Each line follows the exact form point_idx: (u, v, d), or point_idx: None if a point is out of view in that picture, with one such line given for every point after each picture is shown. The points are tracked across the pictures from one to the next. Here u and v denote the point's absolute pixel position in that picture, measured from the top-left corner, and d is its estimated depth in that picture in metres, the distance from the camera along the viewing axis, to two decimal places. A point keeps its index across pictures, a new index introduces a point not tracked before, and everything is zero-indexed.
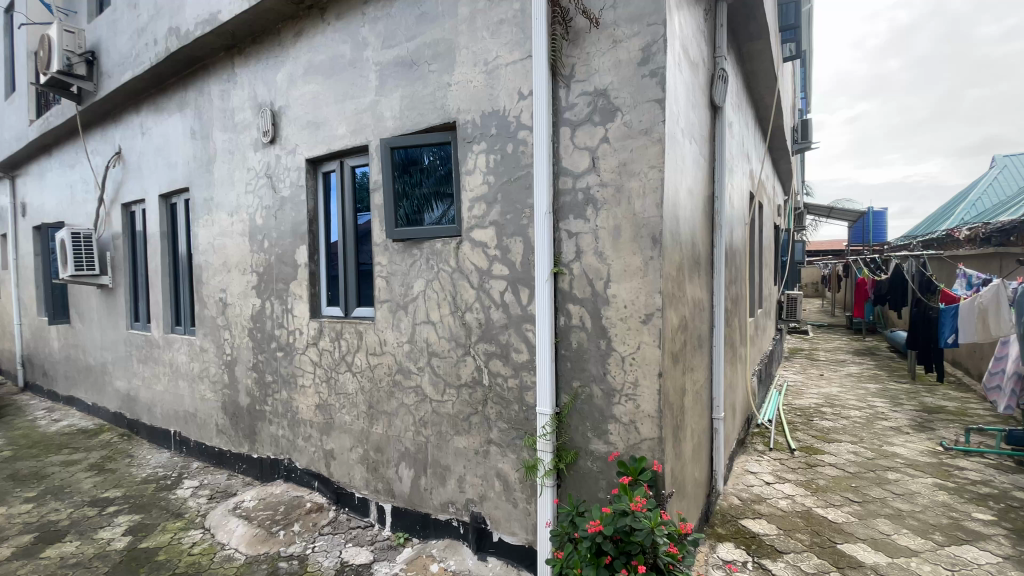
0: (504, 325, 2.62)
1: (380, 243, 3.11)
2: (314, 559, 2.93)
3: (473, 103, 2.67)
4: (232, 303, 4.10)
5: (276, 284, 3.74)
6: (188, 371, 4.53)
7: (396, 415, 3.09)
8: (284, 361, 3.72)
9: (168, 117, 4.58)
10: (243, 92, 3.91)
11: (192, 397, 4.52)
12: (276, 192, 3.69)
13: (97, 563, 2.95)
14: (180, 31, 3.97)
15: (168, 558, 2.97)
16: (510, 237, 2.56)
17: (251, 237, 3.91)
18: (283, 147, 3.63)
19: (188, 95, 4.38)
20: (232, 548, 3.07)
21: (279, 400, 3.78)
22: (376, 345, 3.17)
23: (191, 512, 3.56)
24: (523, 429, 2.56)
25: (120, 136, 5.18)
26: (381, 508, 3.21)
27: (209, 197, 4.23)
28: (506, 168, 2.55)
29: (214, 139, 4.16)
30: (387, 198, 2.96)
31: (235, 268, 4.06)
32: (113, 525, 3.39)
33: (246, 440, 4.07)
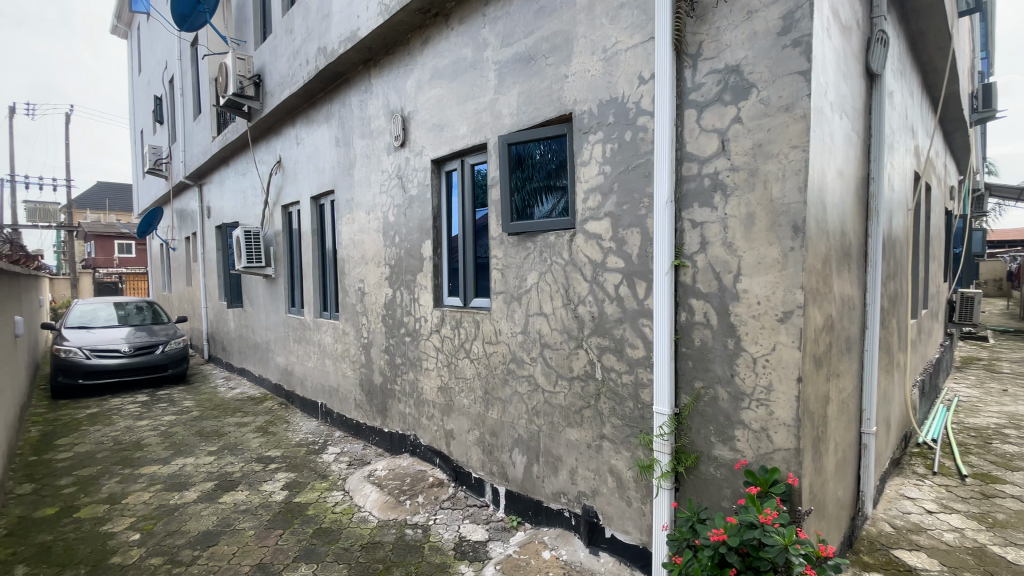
0: (618, 319, 2.56)
1: (496, 237, 3.21)
2: (435, 530, 3.17)
3: (590, 92, 2.63)
4: (369, 292, 4.56)
5: (405, 275, 4.08)
6: (333, 350, 5.15)
7: (510, 402, 3.19)
8: (410, 345, 4.05)
9: (317, 128, 5.21)
10: (378, 101, 4.30)
11: (335, 373, 5.13)
12: (405, 191, 4.02)
13: (262, 510, 3.50)
14: (327, 50, 4.49)
15: (316, 513, 3.43)
16: (627, 229, 2.49)
17: (384, 233, 4.30)
18: (411, 150, 3.93)
19: (333, 107, 4.94)
20: (367, 511, 3.43)
21: (407, 380, 4.14)
22: (491, 334, 3.30)
23: (334, 475, 4.07)
24: (637, 427, 2.49)
25: (280, 146, 6.03)
26: (495, 490, 3.36)
27: (350, 198, 4.74)
28: (624, 157, 2.48)
29: (354, 145, 4.65)
30: (503, 193, 3.05)
31: (371, 261, 4.50)
32: (274, 480, 4.00)
33: (378, 415, 4.53)
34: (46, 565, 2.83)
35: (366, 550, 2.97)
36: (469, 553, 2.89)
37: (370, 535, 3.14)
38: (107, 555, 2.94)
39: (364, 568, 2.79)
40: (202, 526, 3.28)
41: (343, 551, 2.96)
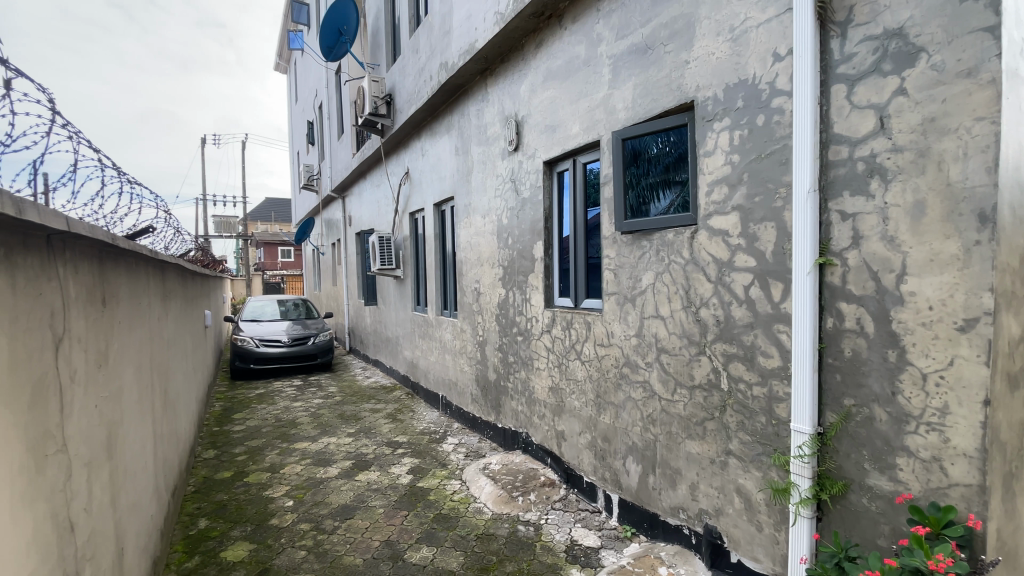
0: (748, 324, 2.33)
1: (609, 236, 3.13)
2: (547, 530, 3.17)
3: (715, 77, 2.43)
4: (484, 292, 4.73)
5: (517, 276, 4.16)
6: (452, 346, 5.45)
7: (623, 407, 3.08)
8: (523, 345, 4.12)
9: (439, 139, 5.55)
10: (494, 108, 4.45)
11: (454, 368, 5.42)
12: (519, 194, 4.10)
13: (390, 491, 3.82)
14: (448, 64, 4.76)
15: (437, 499, 3.65)
16: (759, 223, 2.25)
17: (498, 235, 4.44)
18: (525, 153, 3.99)
19: (453, 118, 5.22)
20: (482, 503, 3.56)
21: (519, 378, 4.21)
22: (603, 336, 3.22)
23: (453, 464, 4.29)
24: (771, 445, 2.24)
25: (408, 158, 6.54)
26: (609, 497, 3.27)
27: (467, 203, 4.97)
28: (756, 144, 2.25)
29: (472, 153, 4.86)
30: (617, 191, 2.96)
31: (486, 262, 4.67)
32: (400, 464, 4.35)
33: (493, 410, 4.68)
34: (222, 520, 3.39)
35: (481, 540, 3.08)
36: (580, 558, 2.85)
37: (484, 526, 3.25)
38: (268, 517, 3.43)
39: (478, 558, 2.89)
40: (341, 500, 3.68)
41: (461, 539, 3.10)
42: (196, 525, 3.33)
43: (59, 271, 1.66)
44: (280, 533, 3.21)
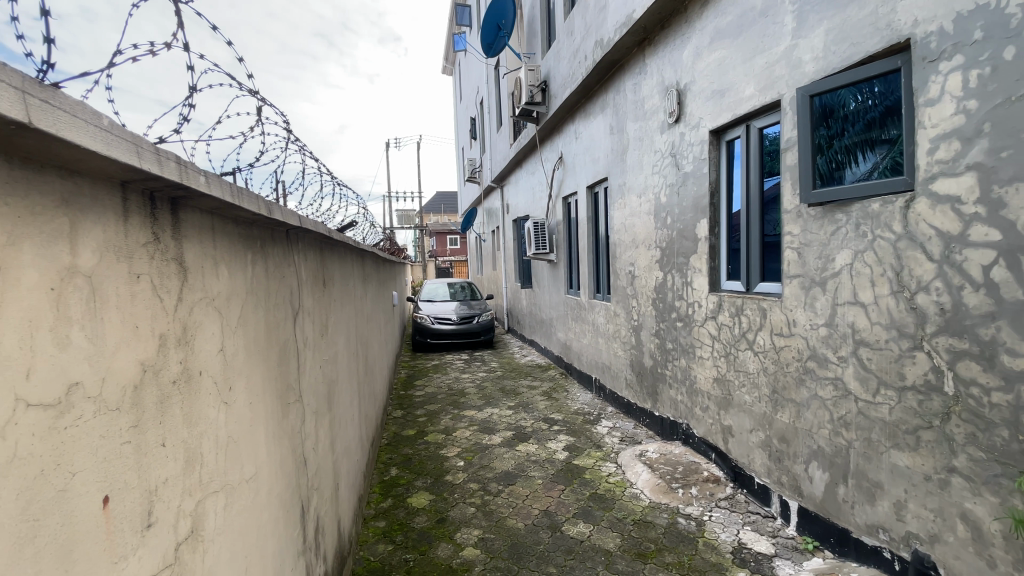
0: (987, 314, 1.87)
1: (791, 211, 2.75)
2: (711, 527, 2.99)
3: (941, 5, 1.94)
4: (640, 275, 4.57)
5: (678, 258, 3.93)
6: (606, 330, 5.41)
7: (806, 406, 2.72)
8: (684, 331, 3.89)
9: (594, 119, 5.47)
10: (653, 80, 4.21)
11: (608, 351, 5.38)
12: (680, 169, 3.84)
13: (548, 464, 4.01)
14: (604, 41, 4.65)
15: (593, 479, 3.71)
16: (1006, 186, 1.78)
17: (656, 215, 4.23)
18: (688, 124, 3.71)
19: (608, 96, 5.09)
20: (638, 489, 3.51)
21: (679, 366, 4.00)
22: (783, 325, 2.86)
23: (608, 447, 4.30)
24: (1016, 466, 1.78)
25: (562, 142, 6.59)
26: (785, 502, 2.93)
27: (622, 182, 4.82)
28: (1003, 85, 1.77)
29: (628, 130, 4.69)
30: (802, 156, 2.56)
31: (643, 244, 4.50)
32: (557, 440, 4.52)
33: (649, 397, 4.54)
34: (408, 471, 3.96)
35: (638, 525, 3.05)
36: (750, 563, 2.63)
37: (642, 513, 3.20)
38: (443, 473, 3.90)
39: (636, 544, 2.87)
40: (504, 466, 3.98)
41: (617, 521, 3.12)
42: (389, 472, 3.95)
43: (294, 258, 2.09)
44: (454, 489, 3.62)
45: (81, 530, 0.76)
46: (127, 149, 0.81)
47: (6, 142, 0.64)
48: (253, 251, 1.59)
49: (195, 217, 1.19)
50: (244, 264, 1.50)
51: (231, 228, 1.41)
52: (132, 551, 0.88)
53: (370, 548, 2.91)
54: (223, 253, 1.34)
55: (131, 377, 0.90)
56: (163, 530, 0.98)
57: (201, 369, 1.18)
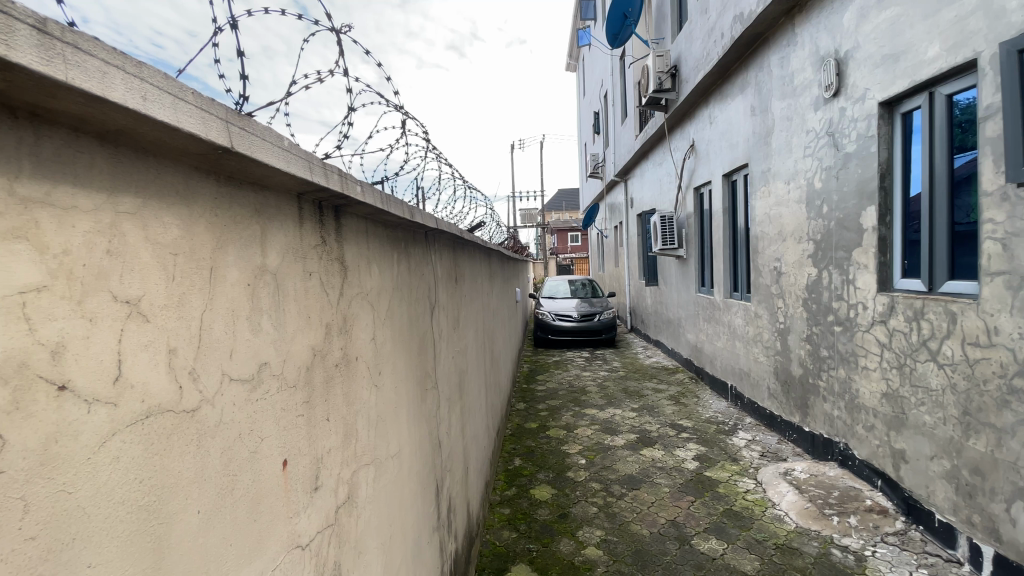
0: None
1: (991, 194, 2.24)
2: (874, 564, 2.57)
3: None
4: (788, 272, 4.09)
5: (836, 252, 3.43)
6: (744, 333, 4.95)
7: (1011, 434, 2.20)
8: (843, 337, 3.39)
9: (732, 101, 5.02)
10: (804, 51, 3.72)
11: (747, 356, 4.91)
12: (839, 150, 3.34)
13: (676, 473, 3.79)
14: (745, 14, 4.24)
15: (728, 493, 3.42)
16: None
17: (808, 203, 3.75)
18: (849, 98, 3.21)
19: (749, 74, 4.63)
20: (783, 511, 3.14)
21: (836, 377, 3.50)
22: (979, 333, 2.35)
23: (745, 461, 3.92)
24: None
25: (694, 129, 6.16)
26: (978, 548, 2.40)
27: (766, 169, 4.35)
28: None
29: (773, 111, 4.21)
30: (1009, 127, 2.06)
31: (791, 237, 4.02)
32: (686, 448, 4.25)
33: (797, 410, 4.04)
34: (531, 462, 4.05)
35: (781, 551, 2.74)
36: None
37: (786, 537, 2.87)
38: (565, 469, 3.91)
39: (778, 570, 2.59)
40: (628, 469, 3.87)
41: (756, 542, 2.84)
42: (512, 462, 4.08)
43: (431, 256, 2.26)
44: (576, 486, 3.61)
45: (266, 486, 0.90)
46: (302, 166, 0.95)
47: (216, 164, 0.78)
48: (398, 251, 1.75)
49: (354, 222, 1.34)
50: (392, 262, 1.66)
51: (381, 232, 1.57)
52: (304, 508, 1.02)
53: (496, 533, 3.05)
54: (375, 254, 1.50)
55: (304, 358, 1.05)
56: (326, 493, 1.12)
57: (357, 355, 1.33)
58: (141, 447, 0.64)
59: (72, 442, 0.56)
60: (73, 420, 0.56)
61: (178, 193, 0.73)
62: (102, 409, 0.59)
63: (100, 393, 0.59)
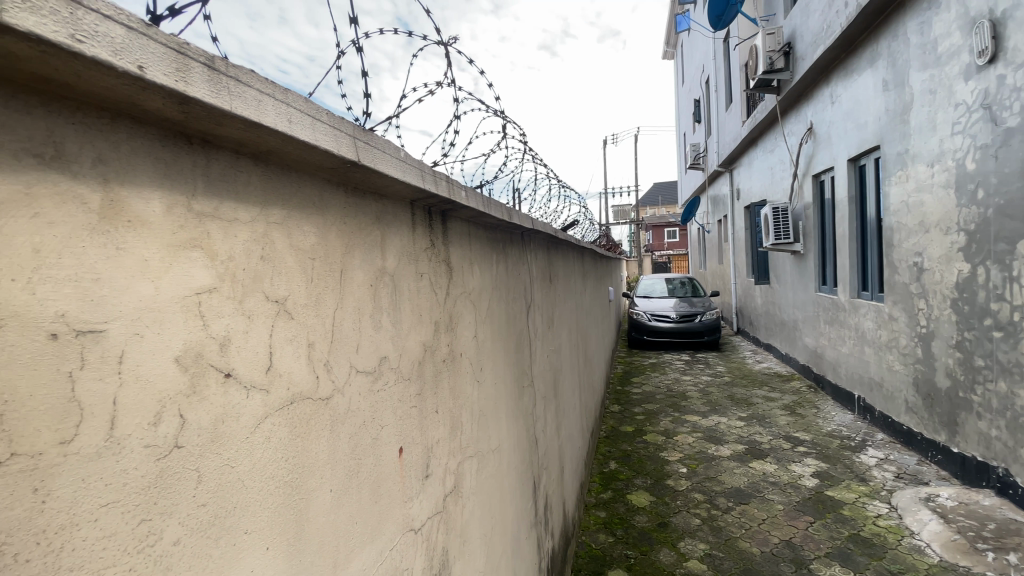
0: None
1: None
2: None
3: None
4: (931, 268, 3.55)
5: (998, 244, 2.90)
6: (875, 338, 4.38)
7: None
8: (1006, 345, 2.87)
9: (859, 77, 4.46)
10: (952, 12, 3.20)
11: (879, 365, 4.34)
12: (1000, 124, 2.83)
13: (791, 490, 3.46)
14: None
15: (853, 517, 3.05)
16: None
17: (958, 188, 3.22)
18: (1013, 62, 2.70)
19: (880, 45, 4.08)
20: (923, 541, 2.73)
21: (996, 392, 2.96)
22: None
23: (876, 482, 3.47)
24: None
25: (811, 112, 5.57)
26: None
27: (902, 151, 3.81)
28: None
29: (910, 84, 3.68)
30: None
31: (936, 228, 3.48)
32: (803, 464, 3.86)
33: (944, 429, 3.48)
34: (627, 467, 3.94)
35: None
36: None
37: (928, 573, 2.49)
38: (665, 476, 3.75)
39: None
40: (735, 482, 3.61)
41: None
42: (608, 465, 4.01)
43: (527, 256, 2.29)
44: (677, 495, 3.45)
45: (385, 471, 0.97)
46: (413, 173, 1.01)
47: (344, 176, 0.86)
48: (497, 252, 1.80)
49: (458, 226, 1.40)
50: (492, 263, 1.71)
51: (482, 234, 1.62)
52: (416, 494, 1.09)
53: (591, 535, 3.02)
54: (477, 255, 1.55)
55: (416, 354, 1.12)
56: (435, 483, 1.18)
57: (461, 352, 1.39)
58: (287, 429, 0.73)
59: (235, 423, 0.64)
60: (235, 404, 0.64)
61: (313, 204, 0.81)
62: (257, 395, 0.68)
63: (256, 381, 0.68)
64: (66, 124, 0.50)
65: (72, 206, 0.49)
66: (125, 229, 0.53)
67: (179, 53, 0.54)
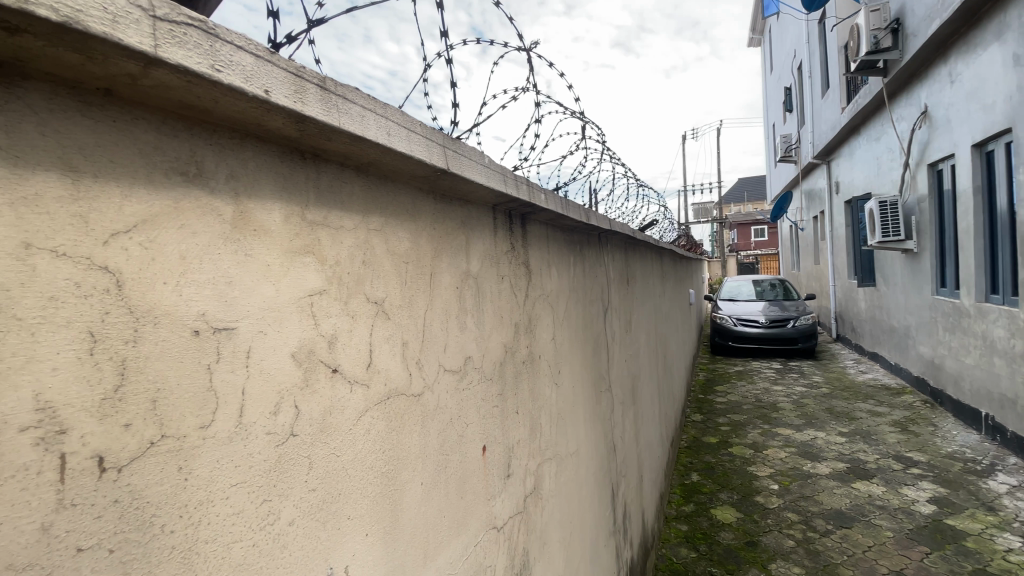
0: None
1: None
2: None
3: None
4: None
5: None
6: (1009, 348, 3.81)
7: None
8: None
9: (985, 52, 3.91)
10: None
11: (1013, 379, 3.76)
12: None
13: (902, 515, 3.10)
14: None
15: (980, 551, 2.67)
16: None
17: None
18: None
19: (1012, 13, 3.56)
20: None
21: None
22: None
23: (1010, 513, 3.01)
24: None
25: (925, 93, 4.97)
26: None
27: None
28: None
29: None
30: None
31: None
32: (917, 488, 3.44)
33: None
34: (711, 480, 3.74)
35: None
36: None
37: None
38: (753, 492, 3.51)
39: None
40: (835, 503, 3.29)
41: None
42: (689, 476, 3.83)
43: (605, 259, 2.25)
44: (766, 513, 3.21)
45: (470, 468, 1.00)
46: (497, 178, 1.03)
47: (433, 184, 0.90)
48: (575, 254, 1.79)
49: (538, 228, 1.41)
50: (569, 265, 1.71)
51: (560, 237, 1.62)
52: (498, 493, 1.11)
53: (672, 548, 2.90)
54: (555, 257, 1.55)
55: (498, 355, 1.14)
56: (517, 483, 1.20)
57: (541, 355, 1.40)
58: (384, 423, 0.77)
59: (341, 415, 0.69)
60: (341, 397, 0.70)
61: (407, 211, 0.85)
62: (358, 391, 0.73)
63: (358, 376, 0.73)
64: (206, 144, 0.56)
65: (210, 217, 0.55)
66: (251, 237, 0.59)
67: (296, 76, 0.59)
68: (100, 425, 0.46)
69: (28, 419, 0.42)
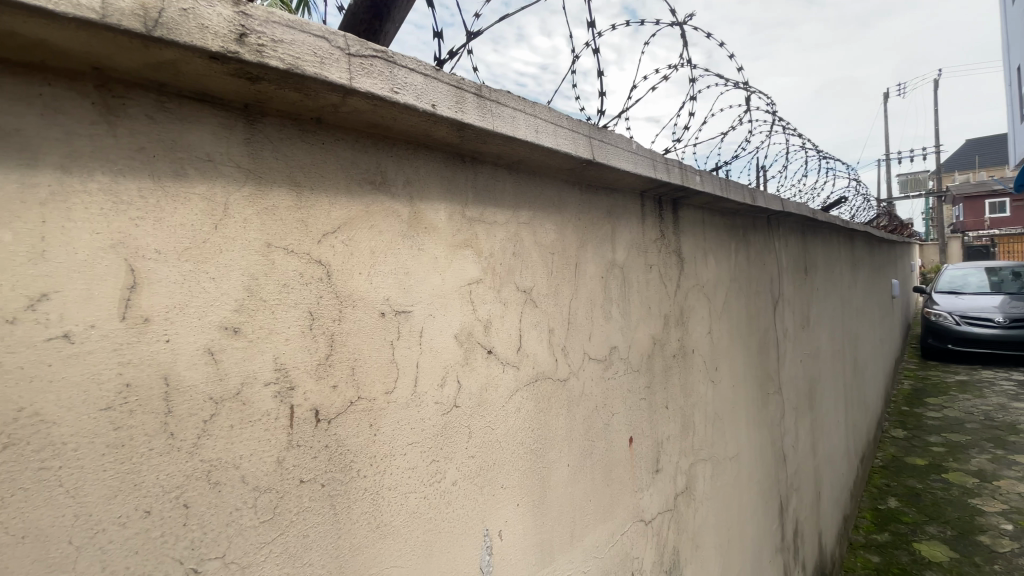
0: None
1: None
2: None
3: None
4: None
5: None
6: None
7: None
8: None
9: None
10: None
11: None
12: None
13: None
14: None
15: None
16: None
17: None
18: None
19: None
20: None
21: None
22: None
23: None
24: None
25: None
26: None
27: None
28: None
29: None
30: None
31: None
32: None
33: None
34: (915, 509, 3.10)
35: None
36: None
37: None
38: (975, 530, 2.82)
39: None
40: None
41: None
42: (885, 502, 3.23)
43: (774, 245, 2.01)
44: (994, 558, 2.56)
45: (616, 456, 1.01)
46: (646, 164, 1.00)
47: (579, 176, 0.91)
48: (736, 241, 1.63)
49: (692, 214, 1.34)
50: (730, 252, 1.57)
51: (718, 222, 1.50)
52: (646, 486, 1.09)
53: None
54: (712, 245, 1.45)
55: (646, 347, 1.12)
56: (666, 479, 1.16)
57: (694, 348, 1.33)
58: (533, 404, 0.83)
59: (495, 393, 0.76)
60: (494, 376, 0.76)
61: (554, 204, 0.89)
62: (510, 373, 0.79)
63: (510, 358, 0.79)
64: (388, 156, 0.66)
65: (392, 219, 0.66)
66: (422, 234, 0.69)
67: (457, 88, 0.66)
68: (317, 385, 0.58)
69: (270, 376, 0.55)
